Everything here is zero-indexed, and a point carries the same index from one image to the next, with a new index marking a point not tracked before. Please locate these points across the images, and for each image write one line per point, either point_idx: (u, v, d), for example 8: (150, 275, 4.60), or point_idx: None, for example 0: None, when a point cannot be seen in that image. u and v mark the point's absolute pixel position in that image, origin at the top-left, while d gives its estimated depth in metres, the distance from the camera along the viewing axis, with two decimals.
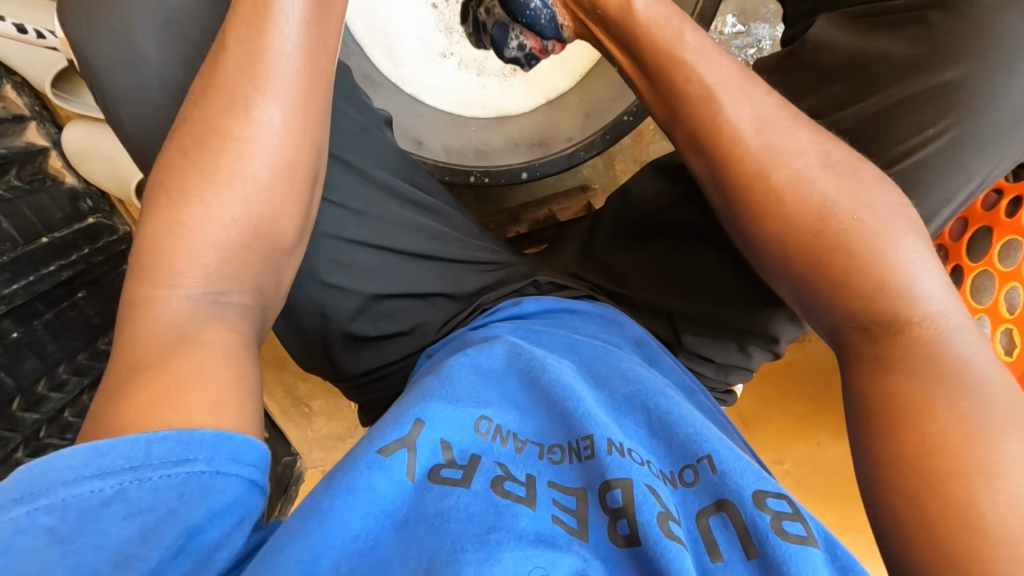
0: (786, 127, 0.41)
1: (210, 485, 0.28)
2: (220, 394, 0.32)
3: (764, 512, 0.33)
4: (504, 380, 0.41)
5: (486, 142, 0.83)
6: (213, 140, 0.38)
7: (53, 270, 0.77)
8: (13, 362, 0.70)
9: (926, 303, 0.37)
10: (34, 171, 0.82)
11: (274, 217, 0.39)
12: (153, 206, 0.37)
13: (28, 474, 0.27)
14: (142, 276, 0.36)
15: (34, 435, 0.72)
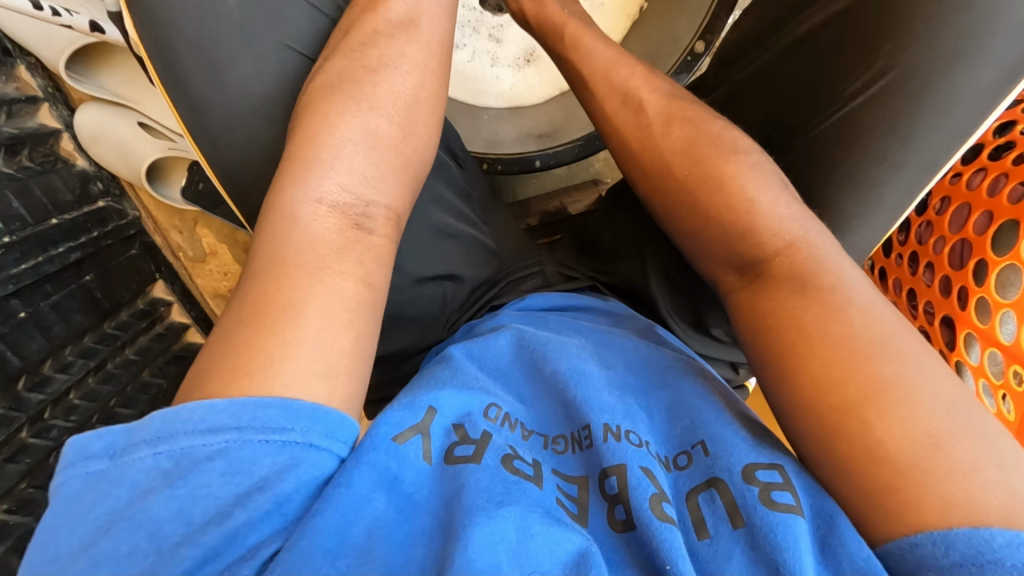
0: (648, 92, 0.51)
1: (305, 457, 0.30)
2: (345, 332, 0.34)
3: (753, 486, 0.34)
4: (505, 368, 0.43)
5: (498, 132, 0.84)
6: (359, 74, 0.44)
7: (62, 252, 0.77)
8: (19, 340, 0.70)
9: (780, 234, 0.41)
10: (46, 153, 0.82)
11: (404, 159, 0.43)
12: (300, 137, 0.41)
13: (156, 420, 0.29)
14: (282, 186, 0.38)
15: (40, 415, 0.72)
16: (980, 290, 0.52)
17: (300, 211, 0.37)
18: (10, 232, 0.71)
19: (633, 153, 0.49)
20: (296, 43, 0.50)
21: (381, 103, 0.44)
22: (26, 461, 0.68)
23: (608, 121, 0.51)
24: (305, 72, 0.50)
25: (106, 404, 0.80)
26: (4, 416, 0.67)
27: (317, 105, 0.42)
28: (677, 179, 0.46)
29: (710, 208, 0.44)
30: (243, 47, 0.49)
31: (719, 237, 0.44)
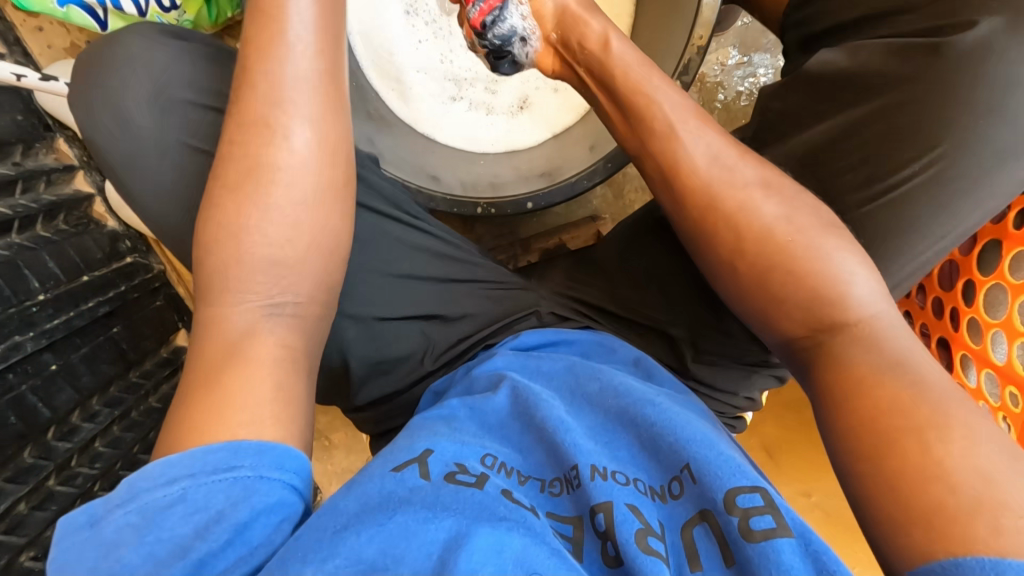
0: (734, 161, 0.47)
1: (262, 489, 0.34)
2: (271, 407, 0.37)
3: (732, 514, 0.36)
4: (495, 418, 0.45)
5: (497, 175, 0.86)
6: (247, 155, 0.43)
7: (92, 305, 0.82)
8: (50, 391, 0.75)
9: (858, 307, 0.41)
10: (79, 217, 0.89)
11: (315, 229, 0.44)
12: (204, 239, 0.42)
13: (125, 484, 0.33)
14: (210, 298, 0.41)
15: (67, 463, 0.75)
16: (970, 311, 0.56)
17: (227, 317, 0.40)
18: (45, 290, 0.77)
19: (727, 214, 0.45)
20: (194, 140, 0.53)
21: (295, 182, 0.43)
22: (52, 509, 0.71)
23: (687, 177, 0.47)
24: (203, 168, 0.53)
25: (130, 451, 0.83)
26: (33, 465, 0.71)
27: (216, 198, 0.43)
28: (767, 248, 0.44)
29: (785, 273, 0.43)
30: (160, 151, 0.53)
31: (799, 303, 0.42)
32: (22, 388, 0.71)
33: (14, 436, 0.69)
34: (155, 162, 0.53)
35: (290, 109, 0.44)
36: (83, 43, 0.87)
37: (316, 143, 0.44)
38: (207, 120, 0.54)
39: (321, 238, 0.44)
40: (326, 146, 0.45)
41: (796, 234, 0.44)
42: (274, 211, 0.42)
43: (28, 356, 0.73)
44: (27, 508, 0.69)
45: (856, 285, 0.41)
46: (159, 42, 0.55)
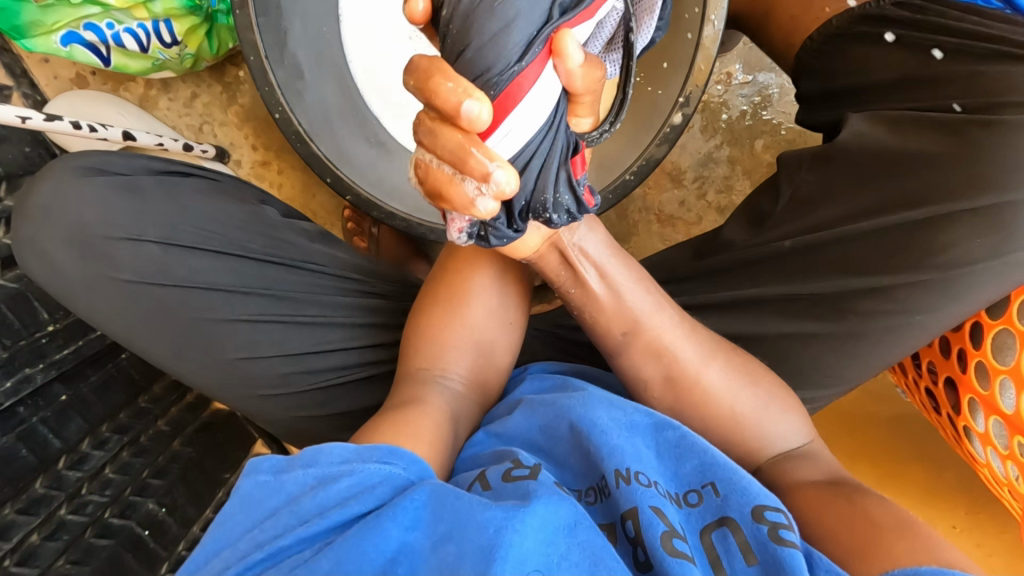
0: (680, 335, 0.56)
1: (405, 483, 0.41)
2: (431, 441, 0.50)
3: (762, 524, 0.41)
4: (530, 435, 0.50)
5: None
6: (455, 278, 0.62)
7: (101, 334, 0.84)
8: (60, 422, 0.76)
9: (767, 432, 0.54)
10: None
11: (494, 341, 0.61)
12: (414, 328, 0.61)
13: (310, 453, 0.43)
14: (414, 374, 0.58)
15: (78, 492, 0.76)
16: (977, 353, 0.58)
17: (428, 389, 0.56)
18: (54, 321, 0.79)
19: (702, 393, 0.55)
20: (120, 273, 0.57)
21: (479, 307, 0.61)
22: (64, 538, 0.72)
23: (679, 373, 0.55)
24: (141, 299, 0.58)
25: (139, 475, 0.83)
26: (45, 495, 0.72)
27: (432, 295, 0.62)
28: (714, 413, 0.54)
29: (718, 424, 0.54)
30: (95, 289, 0.57)
31: (734, 445, 0.54)
32: (32, 420, 0.73)
33: (26, 468, 0.71)
34: (96, 301, 0.58)
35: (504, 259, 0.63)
36: (87, 73, 0.88)
37: (512, 277, 0.64)
38: (139, 254, 0.58)
39: (491, 346, 0.61)
40: (512, 276, 0.64)
41: (751, 414, 0.54)
42: (468, 322, 0.60)
43: (39, 388, 0.74)
44: (39, 538, 0.70)
45: (785, 440, 0.54)
46: (75, 182, 0.57)
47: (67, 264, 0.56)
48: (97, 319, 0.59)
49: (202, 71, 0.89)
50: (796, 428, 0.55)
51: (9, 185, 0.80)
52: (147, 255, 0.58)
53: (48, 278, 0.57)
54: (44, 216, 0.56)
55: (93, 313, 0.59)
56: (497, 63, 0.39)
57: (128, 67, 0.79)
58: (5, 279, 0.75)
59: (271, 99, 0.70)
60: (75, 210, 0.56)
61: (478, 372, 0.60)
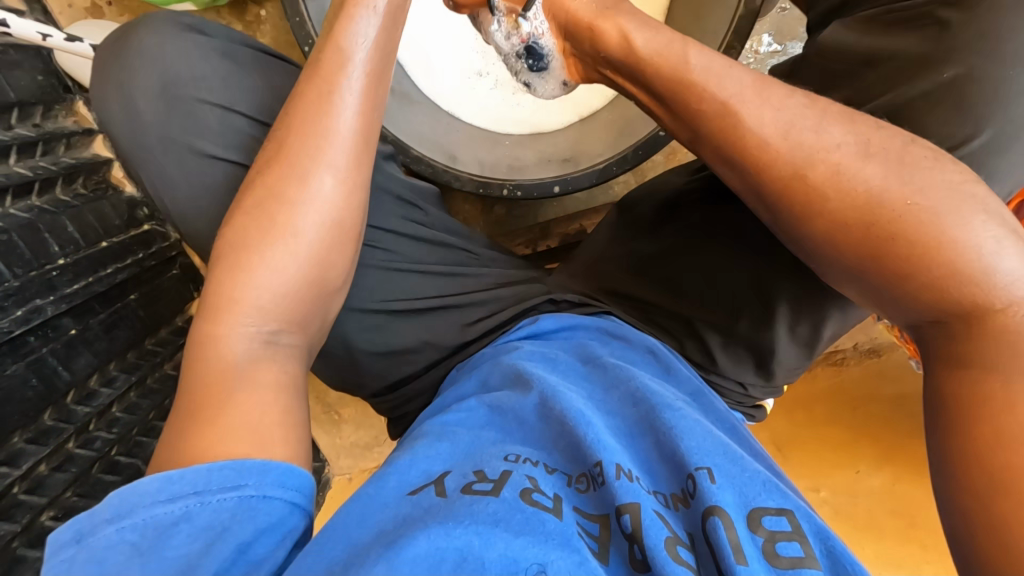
0: (811, 124, 0.44)
1: (265, 504, 0.34)
2: (273, 429, 0.38)
3: (760, 535, 0.37)
4: (520, 412, 0.45)
5: (518, 158, 0.85)
6: (272, 203, 0.46)
7: (110, 272, 0.82)
8: (68, 356, 0.75)
9: (1008, 289, 0.38)
10: (98, 180, 0.88)
11: (328, 266, 0.47)
12: (222, 257, 0.45)
13: (116, 498, 0.33)
14: (206, 318, 0.42)
15: (85, 427, 0.76)
16: None
17: (222, 339, 0.41)
18: (65, 254, 0.77)
19: (824, 190, 0.42)
20: (203, 141, 0.55)
21: (304, 227, 0.46)
22: (71, 471, 0.72)
23: (771, 169, 0.44)
24: (225, 172, 0.56)
25: (146, 418, 0.85)
26: (52, 427, 0.71)
27: (243, 216, 0.46)
28: (856, 242, 0.42)
29: (892, 268, 0.41)
30: (170, 149, 0.55)
31: (912, 294, 0.41)
32: (43, 351, 0.71)
33: (36, 398, 0.70)
34: (162, 157, 0.55)
35: (319, 157, 0.47)
36: (104, 3, 0.86)
37: (338, 188, 0.47)
38: (224, 123, 0.56)
39: (316, 282, 0.46)
40: (345, 186, 0.48)
41: (885, 185, 0.42)
42: (285, 250, 0.45)
43: (48, 320, 0.73)
44: (47, 469, 0.69)
45: (999, 250, 0.39)
46: (176, 38, 0.56)
47: (150, 116, 0.55)
48: (169, 190, 0.56)
49: (222, 7, 0.87)
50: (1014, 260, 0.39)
51: (20, 113, 0.77)
52: (231, 125, 0.56)
53: (124, 132, 0.56)
54: (140, 60, 0.55)
55: (152, 174, 0.56)
56: None
57: None
58: (15, 208, 0.73)
59: (300, 31, 0.67)
60: (174, 63, 0.56)
61: (305, 317, 0.46)
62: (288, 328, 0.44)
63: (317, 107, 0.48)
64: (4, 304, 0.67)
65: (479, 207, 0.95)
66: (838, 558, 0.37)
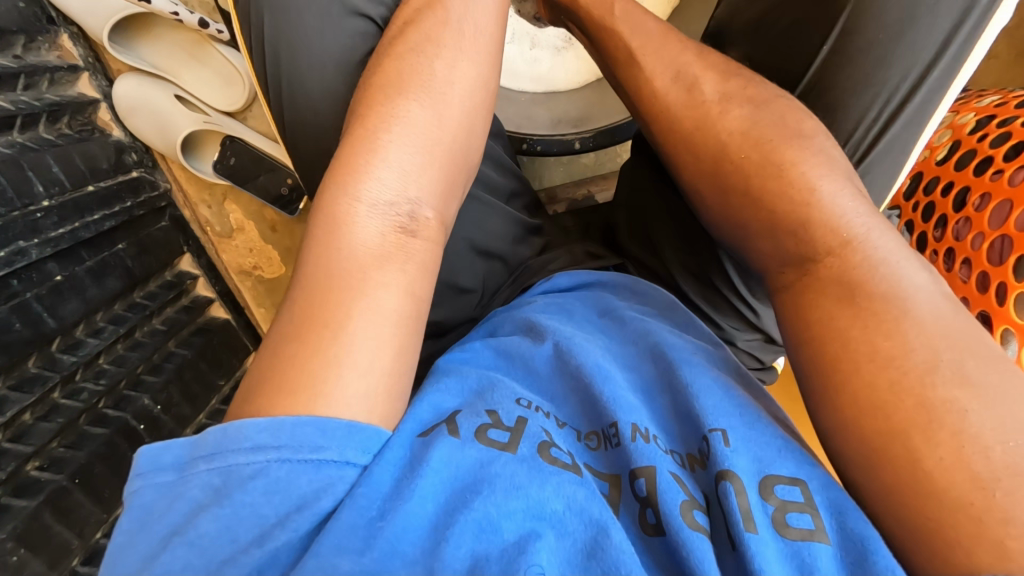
0: (699, 78, 0.47)
1: (344, 473, 0.31)
2: (388, 346, 0.34)
3: (770, 502, 0.33)
4: (530, 361, 0.42)
5: (533, 117, 0.83)
6: (415, 62, 0.43)
7: (97, 219, 0.78)
8: (55, 303, 0.71)
9: (834, 231, 0.39)
10: (84, 122, 0.84)
11: (464, 150, 0.43)
12: (357, 123, 0.40)
13: (215, 435, 0.30)
14: (336, 185, 0.38)
15: (72, 377, 0.73)
16: (1020, 285, 0.50)
17: (351, 215, 0.37)
18: (49, 196, 0.73)
19: (688, 135, 0.46)
20: (366, 7, 0.49)
21: (454, 90, 0.43)
22: (58, 421, 0.69)
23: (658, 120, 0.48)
24: (372, 41, 0.49)
25: (134, 370, 0.80)
26: (38, 375, 0.68)
27: (388, 78, 0.42)
28: (723, 182, 0.44)
29: (746, 206, 0.43)
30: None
31: (762, 232, 0.42)
32: (27, 295, 0.68)
33: (21, 343, 0.67)
34: (308, 13, 0.48)
35: (469, 23, 0.45)
36: None
37: (484, 51, 0.45)
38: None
39: (459, 156, 0.43)
40: (487, 55, 0.45)
41: (750, 130, 0.43)
42: (435, 111, 0.41)
43: (32, 264, 0.69)
44: (32, 418, 0.67)
45: (819, 186, 0.40)
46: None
47: None
48: (319, 42, 0.48)
49: None
50: (836, 196, 0.40)
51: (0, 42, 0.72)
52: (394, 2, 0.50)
53: None
54: None
55: (282, 30, 0.48)
56: None
57: None
58: None
59: None
60: None
61: (445, 195, 0.42)
62: (426, 203, 0.40)
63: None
64: None
65: None
66: (848, 531, 0.32)
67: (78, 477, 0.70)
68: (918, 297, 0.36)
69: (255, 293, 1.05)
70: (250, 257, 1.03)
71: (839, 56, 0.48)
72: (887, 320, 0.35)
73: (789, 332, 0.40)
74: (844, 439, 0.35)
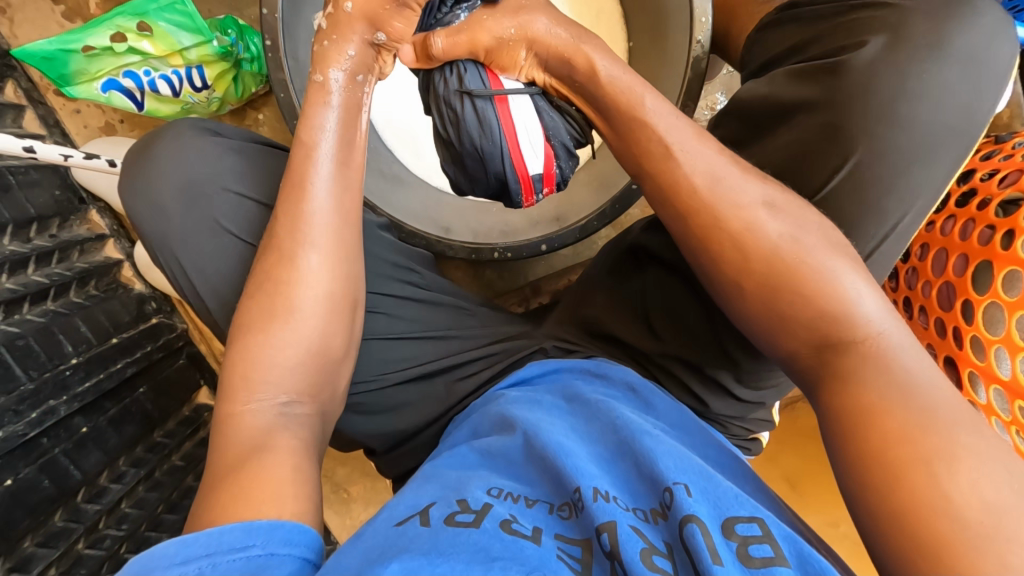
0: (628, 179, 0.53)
1: (268, 564, 0.33)
2: (284, 489, 0.40)
3: (732, 540, 0.35)
4: (507, 453, 0.45)
5: (508, 224, 0.90)
6: (269, 283, 0.49)
7: (119, 367, 0.85)
8: (80, 455, 0.76)
9: (868, 323, 0.43)
10: (109, 282, 0.94)
11: (326, 339, 0.49)
12: (235, 335, 0.48)
13: (136, 563, 0.33)
14: (224, 400, 0.46)
15: (95, 526, 0.75)
16: (970, 329, 0.53)
17: (238, 418, 0.45)
18: (77, 353, 0.80)
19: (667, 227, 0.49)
20: (226, 223, 0.57)
21: (302, 303, 0.49)
22: (81, 573, 0.71)
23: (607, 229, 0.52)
24: (245, 248, 0.57)
25: (154, 511, 0.83)
26: (63, 528, 0.72)
27: (269, 269, 0.50)
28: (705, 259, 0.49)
29: (770, 287, 0.46)
30: (191, 233, 0.56)
31: (797, 319, 0.45)
32: (55, 451, 0.73)
33: (47, 500, 0.71)
34: (184, 247, 0.57)
35: (301, 238, 0.50)
36: (117, 122, 0.94)
37: (325, 263, 0.50)
38: (240, 207, 0.58)
39: (319, 359, 0.49)
40: (334, 228, 0.51)
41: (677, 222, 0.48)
42: (286, 331, 0.48)
43: (60, 420, 0.75)
44: (56, 573, 0.69)
45: (841, 274, 0.45)
46: (193, 138, 0.58)
47: (174, 205, 0.57)
48: (202, 269, 0.57)
49: (224, 115, 0.94)
50: (870, 288, 0.45)
51: (39, 226, 0.83)
52: (249, 211, 0.58)
53: (147, 219, 0.57)
54: (172, 153, 0.57)
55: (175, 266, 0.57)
56: (460, 114, 0.54)
57: (160, 111, 0.86)
58: (32, 313, 0.78)
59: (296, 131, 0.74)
60: (196, 156, 0.58)
61: (313, 383, 0.48)
62: (297, 397, 0.47)
63: (295, 187, 0.51)
64: (19, 408, 0.70)
65: (471, 271, 1.00)
66: (807, 558, 0.35)
67: None
68: (925, 372, 0.41)
69: None
70: None
71: (857, 176, 0.51)
72: (913, 407, 0.39)
73: (828, 413, 0.43)
74: (862, 490, 0.39)
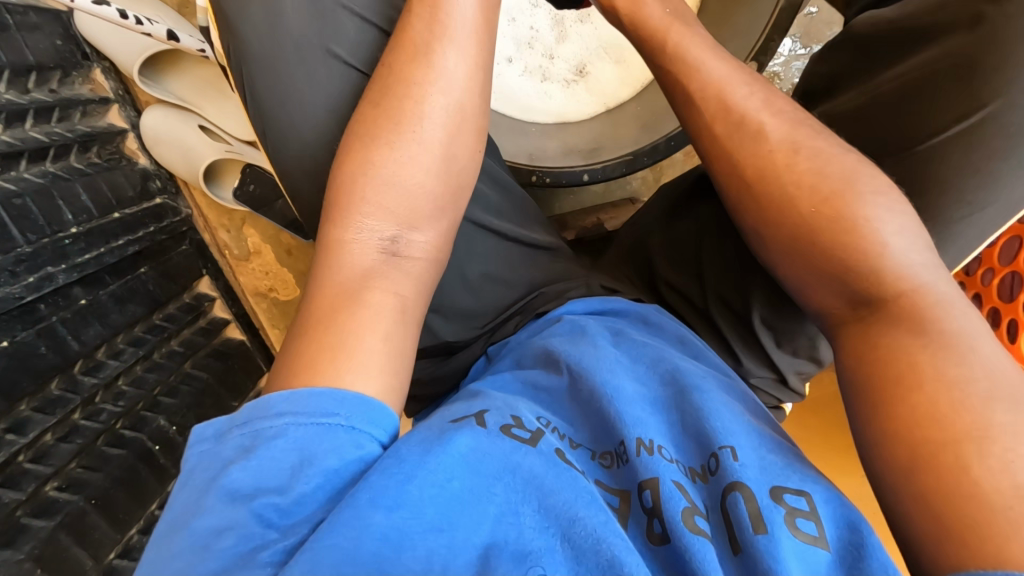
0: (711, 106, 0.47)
1: (352, 439, 0.32)
2: (382, 339, 0.36)
3: (779, 506, 0.33)
4: (552, 391, 0.42)
5: (544, 146, 0.84)
6: (399, 87, 0.45)
7: (121, 244, 0.81)
8: (79, 326, 0.74)
9: (911, 275, 0.37)
10: (112, 151, 0.88)
11: (457, 163, 0.45)
12: (352, 145, 0.44)
13: (248, 406, 0.33)
14: (332, 220, 0.41)
15: (92, 399, 0.74)
16: None
17: (348, 244, 0.40)
18: (78, 223, 0.76)
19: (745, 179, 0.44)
20: (339, 49, 0.51)
21: (432, 110, 0.44)
22: (77, 442, 0.71)
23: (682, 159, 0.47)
24: (354, 82, 0.51)
25: (151, 392, 0.82)
26: (60, 397, 0.70)
27: (386, 85, 0.45)
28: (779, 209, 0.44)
29: (812, 237, 0.40)
30: (298, 50, 0.51)
31: (831, 272, 0.40)
32: (53, 319, 0.71)
33: (45, 366, 0.69)
34: (290, 64, 0.51)
35: (444, 38, 0.45)
36: None
37: (463, 68, 0.45)
38: (359, 34, 0.52)
39: (449, 185, 0.45)
40: (474, 35, 0.46)
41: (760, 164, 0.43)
42: (416, 141, 0.43)
43: (59, 289, 0.72)
44: (53, 439, 0.69)
45: (886, 225, 0.39)
46: None
47: (290, 12, 0.50)
48: (302, 95, 0.51)
49: None
50: (911, 238, 0.39)
51: (38, 76, 0.76)
52: (369, 40, 0.52)
53: (251, 21, 0.50)
54: None
55: (273, 81, 0.51)
56: None
57: None
58: (30, 172, 0.73)
59: None
60: None
61: (434, 212, 0.44)
62: (414, 225, 0.42)
63: None
64: (16, 270, 0.67)
65: None
66: (850, 543, 0.33)
67: (94, 499, 0.71)
68: (974, 338, 0.35)
69: (270, 315, 1.06)
70: (266, 280, 1.05)
71: (969, 138, 0.45)
72: (961, 373, 0.34)
73: (855, 374, 0.38)
74: (890, 472, 0.34)
